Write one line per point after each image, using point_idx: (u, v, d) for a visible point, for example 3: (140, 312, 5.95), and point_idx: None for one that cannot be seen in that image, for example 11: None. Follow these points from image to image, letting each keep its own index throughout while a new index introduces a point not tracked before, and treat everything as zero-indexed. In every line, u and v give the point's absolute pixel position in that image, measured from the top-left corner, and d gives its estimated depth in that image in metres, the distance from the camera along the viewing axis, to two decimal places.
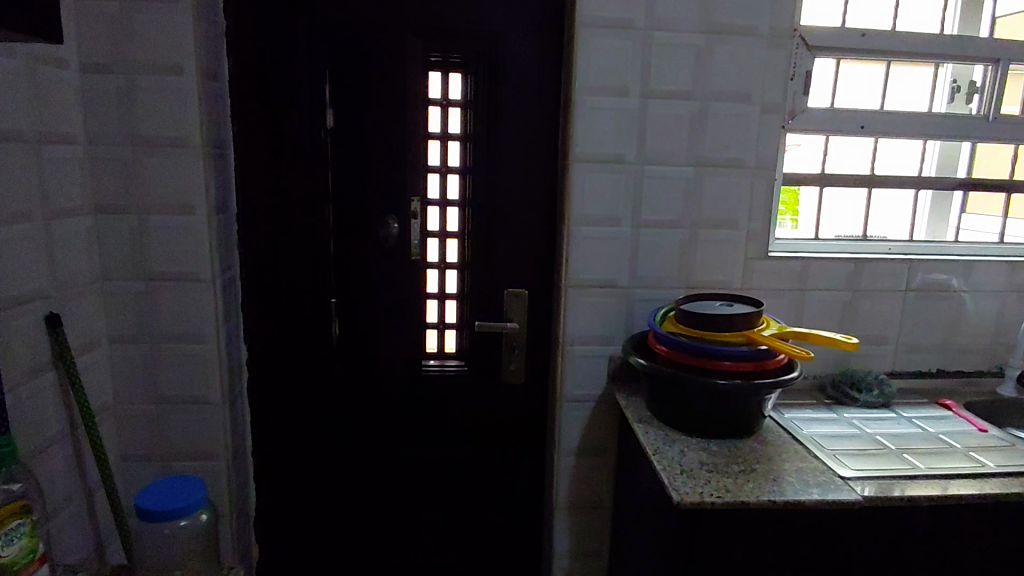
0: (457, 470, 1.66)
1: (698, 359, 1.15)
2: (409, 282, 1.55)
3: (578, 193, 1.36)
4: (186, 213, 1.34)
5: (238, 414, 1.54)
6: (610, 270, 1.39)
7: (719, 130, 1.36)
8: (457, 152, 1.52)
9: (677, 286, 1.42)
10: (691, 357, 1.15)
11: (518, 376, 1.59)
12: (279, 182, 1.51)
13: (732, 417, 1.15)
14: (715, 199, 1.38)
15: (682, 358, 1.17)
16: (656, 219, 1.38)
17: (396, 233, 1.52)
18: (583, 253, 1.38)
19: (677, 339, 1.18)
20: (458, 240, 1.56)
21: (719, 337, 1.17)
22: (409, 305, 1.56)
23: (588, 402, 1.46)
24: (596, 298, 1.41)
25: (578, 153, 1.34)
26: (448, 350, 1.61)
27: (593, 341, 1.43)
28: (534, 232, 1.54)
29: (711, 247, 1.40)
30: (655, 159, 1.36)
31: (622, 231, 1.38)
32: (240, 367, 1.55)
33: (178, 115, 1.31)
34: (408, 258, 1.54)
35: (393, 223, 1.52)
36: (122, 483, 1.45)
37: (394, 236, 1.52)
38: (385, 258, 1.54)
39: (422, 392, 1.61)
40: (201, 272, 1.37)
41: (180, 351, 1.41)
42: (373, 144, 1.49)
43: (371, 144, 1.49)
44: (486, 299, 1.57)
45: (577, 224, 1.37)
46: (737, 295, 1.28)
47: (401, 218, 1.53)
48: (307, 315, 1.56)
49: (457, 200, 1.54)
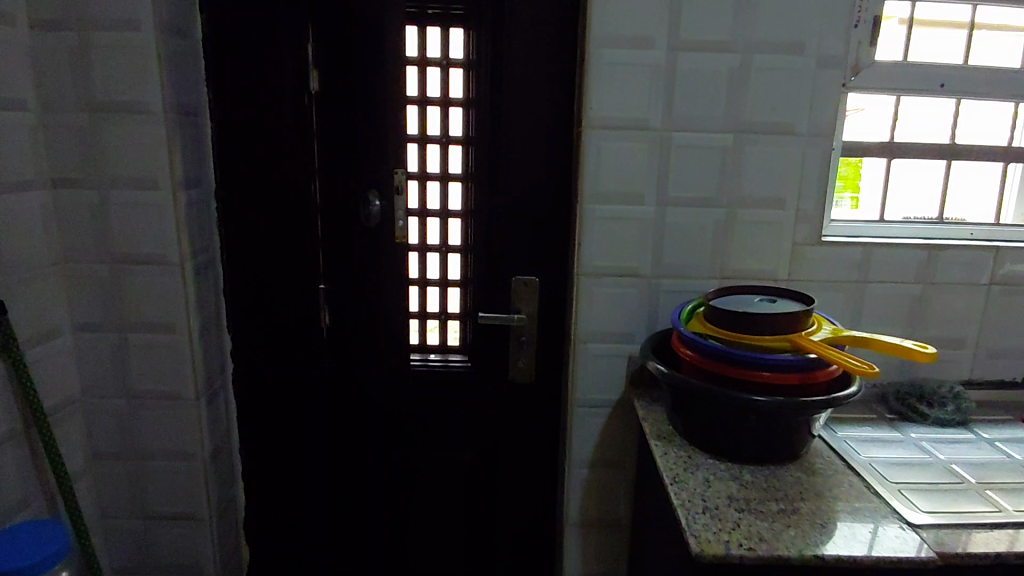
0: (460, 477, 1.49)
1: (732, 370, 0.95)
2: (394, 268, 1.34)
3: (593, 165, 1.15)
4: (150, 188, 1.20)
5: (220, 412, 1.40)
6: (631, 257, 1.19)
7: (763, 89, 1.13)
8: (459, 120, 1.33)
9: (709, 276, 1.20)
10: (722, 368, 0.96)
11: (527, 375, 1.40)
12: (260, 155, 1.34)
13: (774, 440, 0.95)
14: (759, 173, 1.16)
15: (712, 369, 0.97)
16: (685, 197, 1.17)
17: (378, 210, 1.32)
18: (600, 236, 1.18)
19: (706, 345, 0.98)
20: (461, 220, 1.38)
21: (757, 342, 0.96)
22: (394, 293, 1.36)
23: (603, 409, 1.27)
24: (613, 289, 1.21)
25: (592, 117, 1.14)
26: (450, 344, 1.44)
27: (609, 338, 1.23)
28: (546, 211, 1.34)
29: (752, 231, 1.18)
30: (686, 125, 1.14)
31: (645, 211, 1.17)
32: (224, 359, 1.41)
33: (138, 76, 1.16)
34: (392, 239, 1.33)
35: (375, 199, 1.31)
36: (94, 483, 1.33)
37: (377, 212, 1.32)
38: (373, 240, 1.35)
39: (420, 390, 1.44)
40: (167, 254, 1.22)
41: (148, 343, 1.26)
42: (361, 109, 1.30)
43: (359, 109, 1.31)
44: (493, 288, 1.39)
45: (591, 202, 1.17)
46: (780, 289, 1.06)
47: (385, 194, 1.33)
48: (295, 303, 1.41)
49: (459, 174, 1.36)
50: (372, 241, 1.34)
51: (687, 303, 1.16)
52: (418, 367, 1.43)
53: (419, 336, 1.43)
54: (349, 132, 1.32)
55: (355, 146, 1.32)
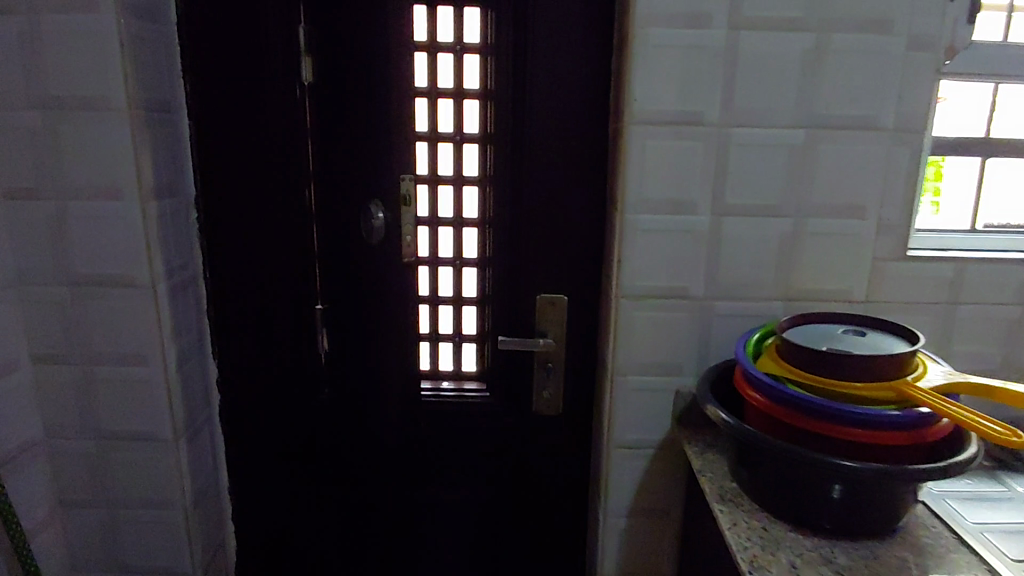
0: (477, 519, 1.32)
1: (818, 426, 0.78)
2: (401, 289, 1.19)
3: (636, 168, 0.97)
4: (115, 198, 1.02)
5: (204, 450, 1.23)
6: (680, 275, 1.01)
7: (841, 76, 0.94)
8: (476, 115, 1.16)
9: (772, 298, 1.02)
10: (805, 422, 0.79)
11: (555, 407, 1.23)
12: (246, 156, 1.17)
13: (868, 512, 0.77)
14: (835, 175, 0.97)
15: (793, 422, 0.80)
16: (745, 205, 0.98)
17: (382, 223, 1.16)
18: (643, 251, 1.00)
19: (783, 392, 0.80)
20: (478, 229, 1.21)
21: (850, 392, 0.78)
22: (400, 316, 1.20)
23: (645, 450, 1.09)
24: (658, 312, 1.03)
25: (636, 111, 0.95)
26: (466, 369, 1.27)
27: (652, 370, 1.05)
28: (576, 219, 1.16)
29: (824, 244, 1.00)
30: (748, 119, 0.95)
31: (697, 221, 0.99)
32: (208, 389, 1.24)
33: (98, 67, 0.98)
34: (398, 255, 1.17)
35: (378, 212, 1.15)
36: (62, 533, 1.17)
37: (380, 226, 1.16)
38: (378, 258, 1.18)
39: (432, 422, 1.27)
40: (138, 275, 1.05)
41: (118, 376, 1.09)
42: (363, 105, 1.13)
43: (359, 102, 1.13)
44: (515, 307, 1.21)
45: (634, 211, 0.99)
46: (876, 320, 0.88)
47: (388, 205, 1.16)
48: (288, 326, 1.23)
49: (476, 177, 1.18)
50: (375, 260, 1.18)
51: (751, 331, 0.98)
52: (430, 397, 1.26)
53: (431, 361, 1.26)
54: (348, 130, 1.14)
55: (355, 146, 1.15)
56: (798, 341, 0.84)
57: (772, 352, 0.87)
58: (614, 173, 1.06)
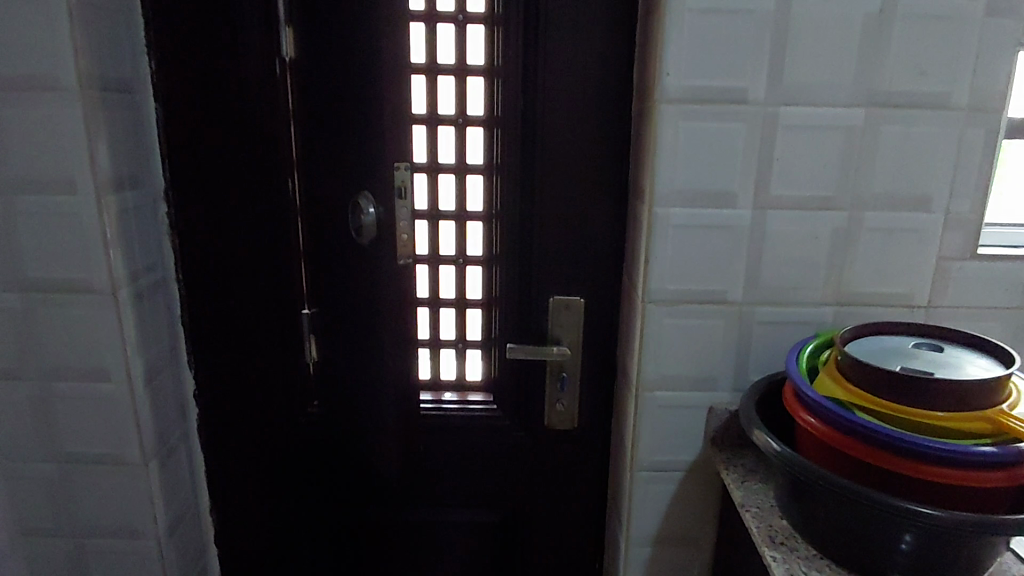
0: (484, 541, 1.21)
1: (905, 466, 0.65)
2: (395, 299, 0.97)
3: (668, 154, 0.84)
4: (67, 191, 0.89)
5: (180, 472, 1.10)
6: (715, 277, 0.88)
7: (905, 45, 0.81)
8: (479, 95, 1.03)
9: (822, 302, 0.89)
10: (889, 462, 0.65)
11: (569, 421, 1.12)
12: (222, 143, 1.03)
13: (951, 568, 0.64)
14: (895, 163, 0.85)
15: (871, 462, 0.66)
16: (793, 196, 0.86)
17: (373, 220, 0.96)
18: (675, 249, 0.87)
19: (852, 421, 0.67)
20: (483, 223, 1.08)
21: (931, 423, 0.66)
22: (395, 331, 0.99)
23: (673, 473, 0.97)
24: (691, 320, 0.90)
25: (669, 87, 0.82)
26: (470, 379, 1.15)
27: (682, 384, 0.93)
28: (593, 212, 1.04)
29: (882, 240, 0.87)
30: (796, 96, 0.83)
31: (738, 215, 0.86)
32: (184, 403, 1.12)
33: (43, 38, 0.84)
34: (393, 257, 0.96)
35: (368, 206, 0.96)
36: (23, 565, 1.05)
37: (372, 223, 0.96)
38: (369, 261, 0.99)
39: (434, 437, 1.15)
40: (96, 280, 0.91)
41: (79, 393, 0.96)
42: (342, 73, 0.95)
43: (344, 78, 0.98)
44: (524, 310, 1.09)
45: (665, 203, 0.86)
46: (969, 334, 0.75)
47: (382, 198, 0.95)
48: (271, 331, 1.12)
49: (481, 165, 1.06)
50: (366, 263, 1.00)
51: (805, 340, 0.86)
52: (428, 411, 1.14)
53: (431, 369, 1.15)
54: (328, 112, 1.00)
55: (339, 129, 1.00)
56: (863, 357, 0.71)
57: (835, 372, 0.74)
58: (640, 162, 0.92)
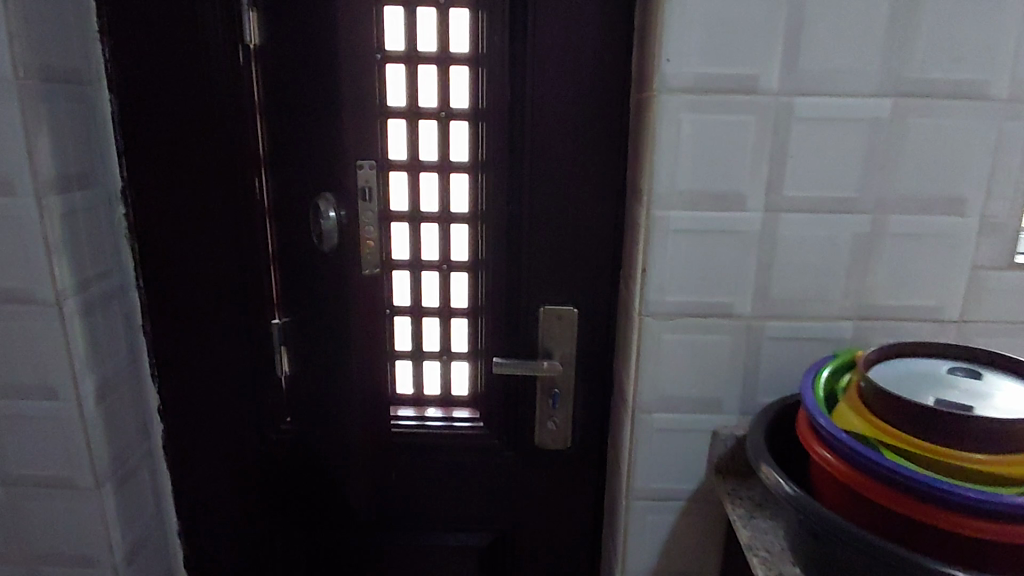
0: (470, 567, 1.12)
1: (945, 520, 0.55)
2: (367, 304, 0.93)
3: (667, 151, 0.75)
4: (6, 192, 0.81)
5: (141, 494, 1.03)
6: (721, 289, 0.79)
7: (936, 28, 0.72)
8: (464, 85, 0.94)
9: (840, 317, 0.80)
10: (926, 515, 0.56)
11: (562, 440, 1.03)
12: (182, 139, 0.95)
13: None
14: (925, 161, 0.75)
15: (904, 512, 0.57)
16: (808, 198, 0.76)
17: (335, 223, 0.91)
18: (675, 258, 0.78)
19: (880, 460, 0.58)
20: (468, 226, 0.99)
21: (982, 472, 0.56)
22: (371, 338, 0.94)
23: (674, 503, 0.88)
24: (693, 335, 0.81)
25: (670, 75, 0.73)
26: (456, 394, 1.07)
27: (684, 407, 0.84)
28: (588, 214, 0.95)
29: (908, 248, 0.78)
30: (813, 85, 0.73)
31: (748, 219, 0.77)
32: (146, 419, 1.04)
33: None
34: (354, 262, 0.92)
35: (328, 210, 0.91)
36: None
37: (333, 228, 0.91)
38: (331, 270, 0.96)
39: (416, 456, 1.07)
40: (39, 290, 0.83)
41: (24, 412, 0.89)
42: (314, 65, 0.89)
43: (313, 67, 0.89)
44: (512, 321, 1.00)
45: (666, 206, 0.77)
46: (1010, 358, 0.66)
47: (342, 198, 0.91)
48: (240, 344, 1.02)
49: (466, 163, 0.97)
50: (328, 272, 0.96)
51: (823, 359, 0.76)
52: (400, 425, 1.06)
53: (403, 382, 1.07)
54: (303, 106, 0.91)
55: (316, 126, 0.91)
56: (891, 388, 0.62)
57: (858, 404, 0.64)
58: (639, 160, 0.83)
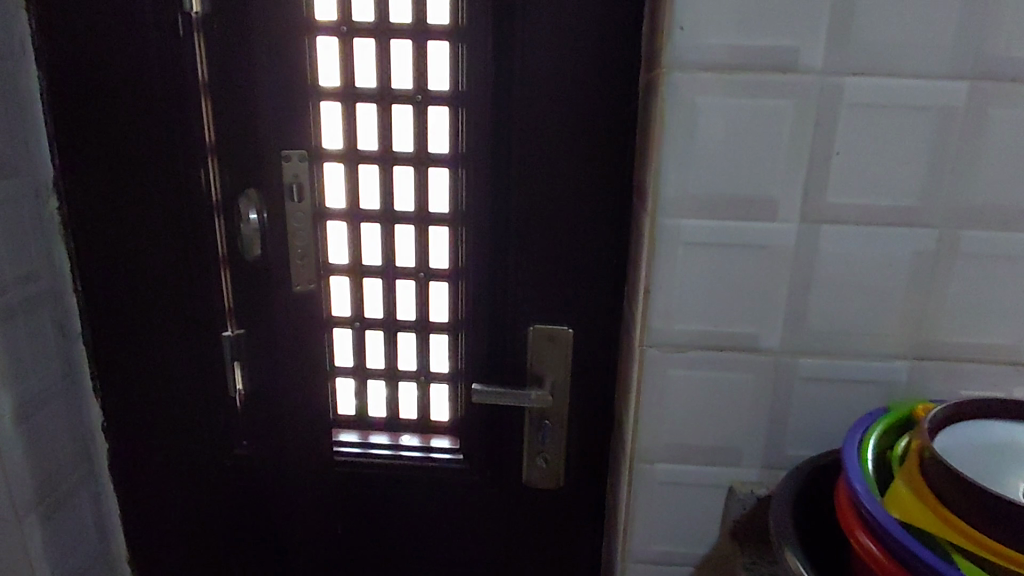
0: None
1: None
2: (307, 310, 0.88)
3: (677, 144, 0.60)
4: None
5: (79, 520, 0.92)
6: (742, 317, 0.64)
7: None
8: (443, 63, 0.79)
9: (892, 355, 0.64)
10: None
11: (555, 479, 0.89)
12: (118, 122, 0.82)
13: None
14: (1011, 162, 0.59)
15: None
16: (856, 206, 0.60)
17: (257, 227, 0.84)
18: (684, 277, 0.63)
19: (925, 557, 0.44)
20: (449, 228, 0.85)
21: None
22: (310, 346, 0.89)
23: (679, 568, 0.73)
24: (707, 371, 0.66)
25: (682, 48, 0.58)
26: (435, 420, 0.93)
27: (694, 457, 0.69)
28: (586, 218, 0.80)
29: (984, 271, 0.61)
30: (872, 61, 0.57)
31: (779, 231, 0.61)
32: (85, 437, 0.93)
33: None
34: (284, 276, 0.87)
35: (251, 211, 0.83)
36: None
37: (254, 232, 0.84)
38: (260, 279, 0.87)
39: (390, 487, 0.94)
40: None
41: None
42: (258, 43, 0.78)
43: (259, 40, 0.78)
44: (497, 339, 0.86)
45: (676, 213, 0.61)
46: None
47: (266, 197, 0.84)
48: (188, 359, 0.90)
49: (447, 155, 0.82)
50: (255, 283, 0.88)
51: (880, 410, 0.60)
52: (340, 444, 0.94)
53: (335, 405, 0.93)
54: (260, 91, 0.80)
55: (278, 114, 0.80)
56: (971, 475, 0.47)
57: (921, 485, 0.48)
58: (645, 155, 0.68)
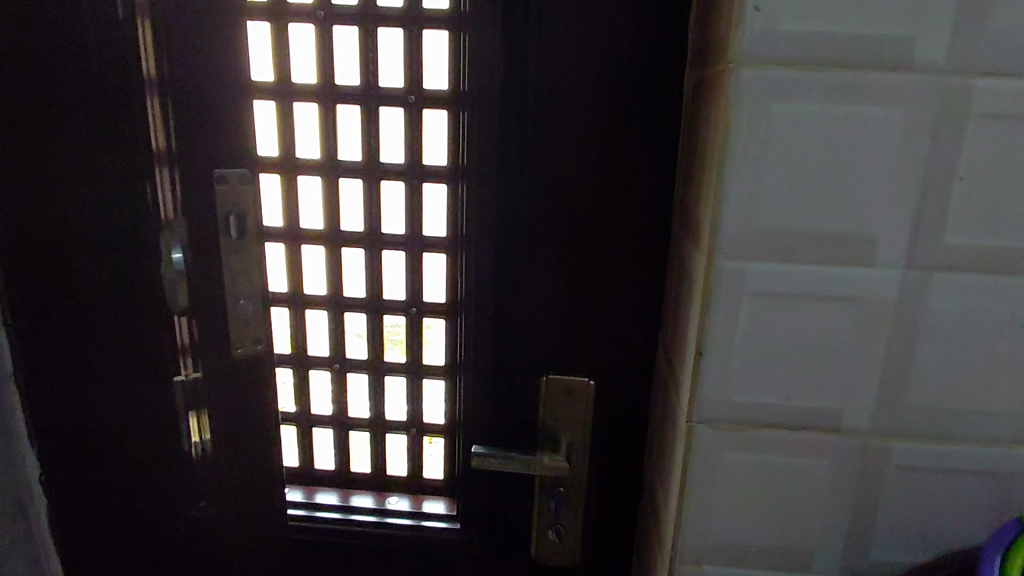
0: None
1: None
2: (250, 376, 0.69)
3: (745, 166, 0.45)
4: None
5: None
6: (821, 388, 0.49)
7: None
8: (441, 58, 0.65)
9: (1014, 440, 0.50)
10: None
11: (570, 555, 0.75)
12: (52, 123, 0.67)
13: None
14: None
15: None
16: (979, 248, 0.46)
17: (181, 269, 0.65)
18: (749, 337, 0.48)
19: None
20: (446, 257, 0.71)
21: None
22: (258, 414, 0.70)
23: None
24: (771, 454, 0.51)
25: (759, 37, 0.43)
26: (428, 478, 0.79)
27: (752, 558, 0.54)
28: (613, 249, 0.66)
29: None
30: (1013, 55, 0.42)
31: (876, 280, 0.47)
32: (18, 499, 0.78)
33: None
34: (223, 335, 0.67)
35: (175, 248, 0.65)
36: None
37: (179, 274, 0.65)
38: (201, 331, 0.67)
39: (374, 557, 0.80)
40: None
41: None
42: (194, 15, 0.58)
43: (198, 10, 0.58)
44: (503, 393, 0.71)
45: (742, 255, 0.47)
46: None
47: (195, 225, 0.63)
48: (136, 406, 0.76)
49: (445, 169, 0.68)
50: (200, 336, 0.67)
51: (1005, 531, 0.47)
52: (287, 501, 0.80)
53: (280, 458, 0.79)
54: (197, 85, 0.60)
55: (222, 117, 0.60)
56: None
57: None
58: (696, 176, 0.52)
